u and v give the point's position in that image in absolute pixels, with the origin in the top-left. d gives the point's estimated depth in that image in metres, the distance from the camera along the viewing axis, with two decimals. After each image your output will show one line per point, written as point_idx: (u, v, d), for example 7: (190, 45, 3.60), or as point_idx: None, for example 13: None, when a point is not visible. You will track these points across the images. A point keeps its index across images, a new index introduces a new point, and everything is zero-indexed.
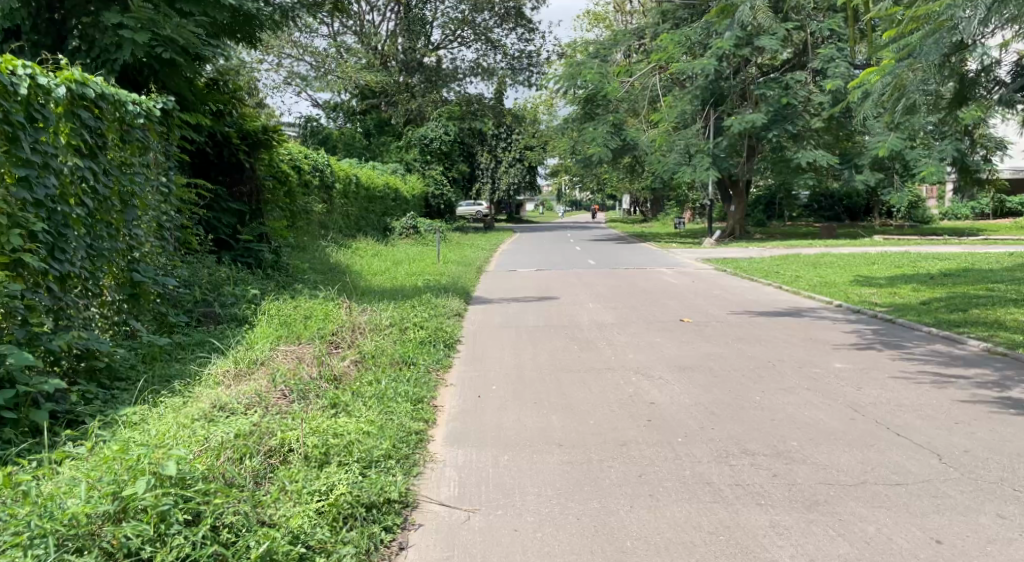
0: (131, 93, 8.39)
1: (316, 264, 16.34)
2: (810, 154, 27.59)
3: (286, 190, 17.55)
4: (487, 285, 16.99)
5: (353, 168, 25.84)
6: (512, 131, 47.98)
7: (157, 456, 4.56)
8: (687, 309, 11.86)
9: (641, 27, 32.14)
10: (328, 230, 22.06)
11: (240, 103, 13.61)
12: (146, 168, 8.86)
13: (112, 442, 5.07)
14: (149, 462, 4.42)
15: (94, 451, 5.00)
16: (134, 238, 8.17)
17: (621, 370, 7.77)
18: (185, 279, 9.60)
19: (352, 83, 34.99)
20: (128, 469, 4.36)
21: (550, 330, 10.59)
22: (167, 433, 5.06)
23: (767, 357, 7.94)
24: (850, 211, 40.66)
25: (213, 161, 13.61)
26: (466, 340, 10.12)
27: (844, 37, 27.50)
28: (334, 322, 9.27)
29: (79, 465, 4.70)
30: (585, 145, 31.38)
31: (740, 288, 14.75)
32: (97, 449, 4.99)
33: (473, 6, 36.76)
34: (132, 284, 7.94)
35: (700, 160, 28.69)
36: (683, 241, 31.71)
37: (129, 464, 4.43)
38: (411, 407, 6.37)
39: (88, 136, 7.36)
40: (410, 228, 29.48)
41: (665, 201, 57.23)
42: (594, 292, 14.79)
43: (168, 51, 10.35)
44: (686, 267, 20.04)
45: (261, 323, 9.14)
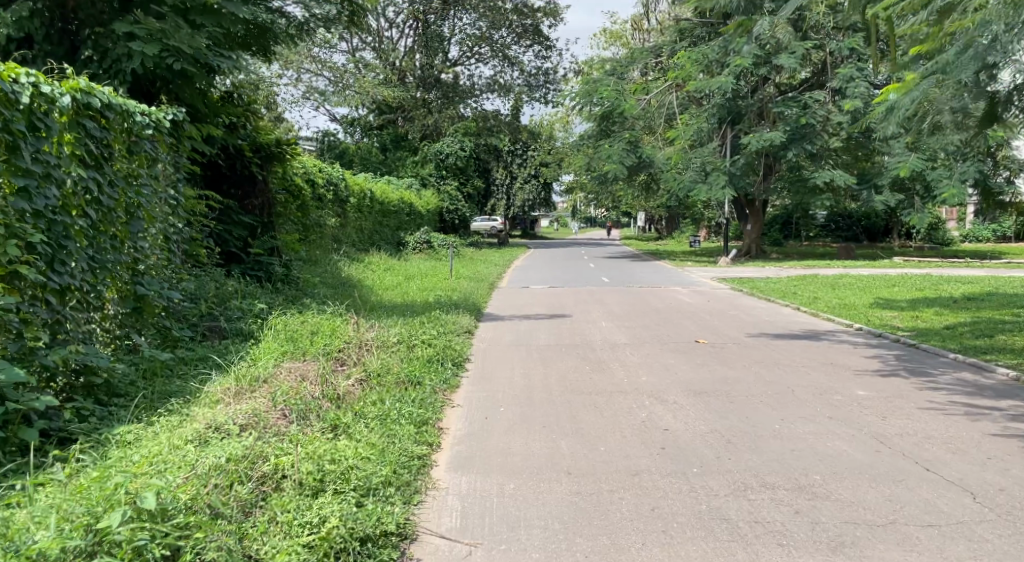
0: (140, 104, 8.26)
1: (327, 278, 16.22)
2: (828, 174, 27.33)
3: (300, 204, 17.48)
4: (498, 301, 16.81)
5: (368, 182, 25.80)
6: (528, 147, 47.95)
7: (136, 485, 4.38)
8: (704, 329, 11.62)
9: (658, 45, 32.05)
10: (341, 243, 21.97)
11: (254, 116, 13.54)
12: (154, 180, 8.72)
13: (95, 468, 4.90)
14: (126, 492, 4.25)
15: (76, 476, 4.84)
16: (140, 250, 8.02)
17: (634, 393, 7.54)
18: (191, 293, 9.45)
19: (370, 98, 35.01)
20: (104, 499, 4.19)
21: (562, 349, 10.37)
22: (154, 458, 4.90)
23: (787, 383, 7.70)
24: (869, 232, 40.22)
25: (226, 174, 13.53)
26: (475, 358, 9.92)
27: (864, 56, 27.28)
28: (341, 339, 9.10)
29: (56, 491, 4.53)
30: (601, 162, 31.23)
31: (758, 309, 14.50)
32: (79, 474, 4.83)
33: (491, 23, 36.82)
34: (136, 298, 7.78)
35: (717, 178, 28.47)
36: (699, 260, 31.42)
37: (106, 494, 4.26)
38: (415, 430, 6.17)
39: (93, 146, 7.21)
40: (424, 243, 29.38)
41: (681, 219, 56.97)
42: (607, 310, 14.58)
43: (179, 62, 10.16)
44: (702, 287, 19.79)
45: (267, 339, 8.98)
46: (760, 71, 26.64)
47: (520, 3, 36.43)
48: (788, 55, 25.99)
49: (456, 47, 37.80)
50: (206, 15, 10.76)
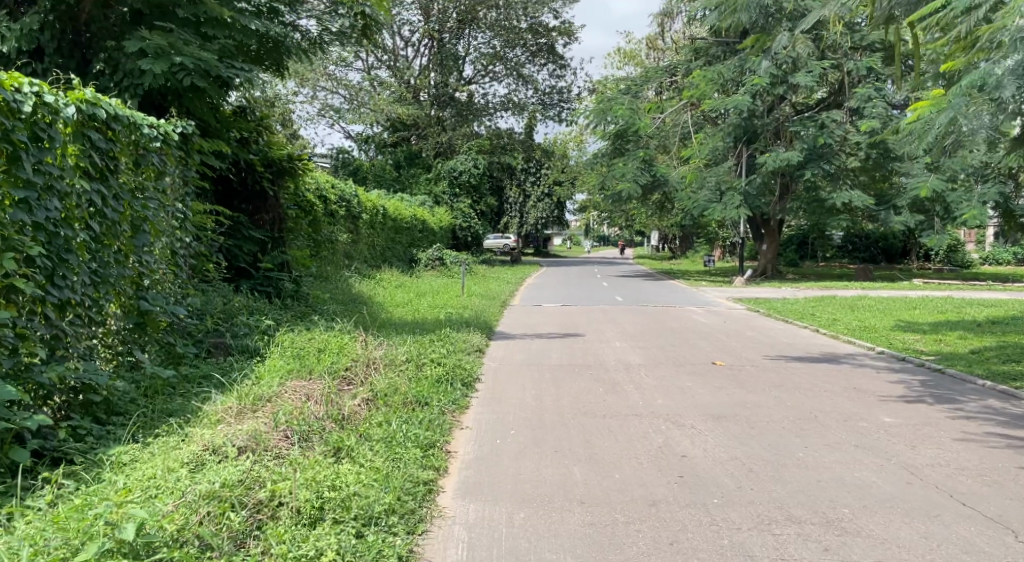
0: (148, 115, 8.09)
1: (338, 294, 16.05)
2: (846, 195, 27.08)
3: (311, 220, 17.36)
4: (510, 319, 16.59)
5: (381, 200, 25.71)
6: (542, 165, 47.86)
7: (117, 515, 4.28)
8: (721, 351, 11.36)
9: (673, 64, 31.92)
10: (353, 260, 21.83)
11: (267, 130, 13.46)
12: (161, 193, 8.55)
13: (78, 495, 4.75)
14: (106, 524, 4.16)
15: (58, 504, 4.70)
16: (145, 265, 7.84)
17: (649, 417, 7.30)
18: (197, 308, 9.28)
19: (384, 116, 35.03)
20: (82, 533, 4.10)
21: (574, 370, 10.13)
22: (141, 486, 4.77)
23: (810, 409, 7.44)
24: (887, 253, 39.78)
25: (236, 189, 13.39)
26: (485, 377, 9.70)
27: (881, 77, 27.05)
28: (349, 356, 8.91)
29: (35, 520, 4.39)
30: (615, 181, 31.07)
31: (775, 330, 14.22)
32: (62, 502, 4.69)
33: (506, 42, 36.83)
34: (139, 313, 7.61)
35: (732, 198, 28.23)
36: (713, 280, 31.13)
37: (84, 527, 4.15)
38: (421, 454, 5.95)
39: (98, 158, 7.05)
40: (437, 260, 29.24)
41: (695, 239, 56.65)
42: (621, 330, 14.33)
43: (191, 78, 9.83)
44: (717, 307, 19.50)
45: (273, 356, 8.80)
46: (776, 90, 26.46)
47: (534, 22, 36.43)
48: (804, 74, 25.84)
49: (471, 65, 37.82)
50: (219, 28, 10.51)
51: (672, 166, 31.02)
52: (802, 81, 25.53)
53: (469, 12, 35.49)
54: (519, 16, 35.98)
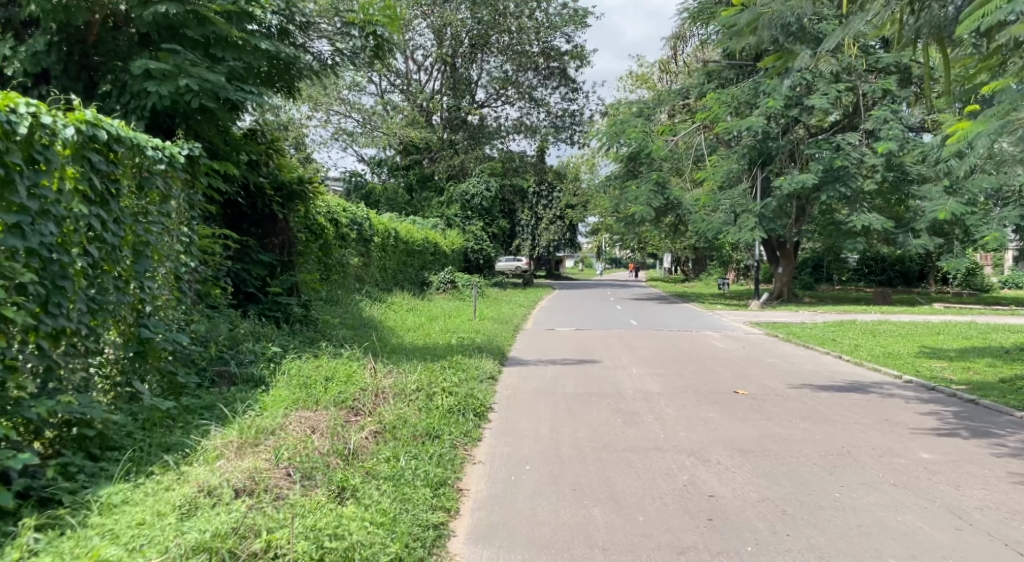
0: (151, 137, 7.83)
1: (348, 318, 15.77)
2: (866, 218, 26.69)
3: (322, 243, 17.13)
4: (523, 344, 16.27)
5: (392, 223, 25.50)
6: (554, 188, 47.67)
7: None
8: (742, 378, 11.02)
9: (686, 86, 31.71)
10: (364, 284, 21.58)
11: (278, 153, 13.25)
12: (166, 217, 8.28)
13: (57, 544, 4.50)
14: None
15: (34, 552, 4.45)
16: (147, 291, 7.58)
17: (672, 451, 6.98)
18: (202, 335, 9.02)
19: (396, 139, 34.93)
20: None
21: (590, 398, 9.80)
22: (123, 539, 4.54)
23: (843, 445, 7.11)
24: (904, 276, 39.24)
25: (246, 212, 13.17)
26: (499, 406, 9.38)
27: (898, 99, 26.72)
28: (358, 385, 8.61)
29: None
30: (628, 204, 30.76)
31: (797, 356, 13.86)
32: (37, 551, 4.44)
33: (518, 66, 36.77)
34: (139, 341, 7.35)
35: (747, 221, 27.90)
36: (729, 303, 30.68)
37: None
38: (431, 494, 5.65)
39: (98, 181, 6.78)
40: (449, 283, 28.96)
41: (709, 261, 56.22)
42: (638, 355, 13.98)
43: (199, 99, 9.58)
44: (735, 331, 19.13)
45: (279, 385, 8.52)
46: (791, 112, 26.19)
47: (546, 46, 36.37)
48: (819, 96, 25.63)
49: (483, 89, 37.74)
50: (228, 49, 10.23)
51: (686, 189, 30.72)
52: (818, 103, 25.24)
53: (481, 37, 35.47)
54: (532, 40, 35.94)
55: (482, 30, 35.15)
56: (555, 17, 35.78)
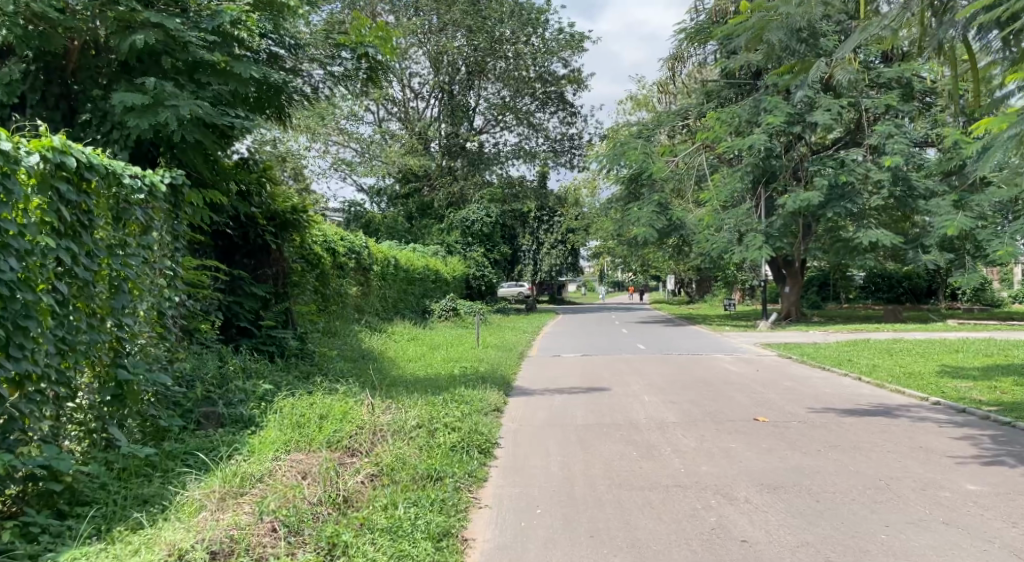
0: (129, 164, 7.34)
1: (346, 351, 15.23)
2: (872, 234, 25.95)
3: (319, 273, 16.66)
4: (528, 372, 15.71)
5: (392, 250, 25.03)
6: (555, 213, 47.31)
7: None
8: (760, 404, 10.49)
9: (685, 107, 31.44)
10: (363, 314, 21.08)
11: (271, 181, 12.84)
12: (146, 250, 7.80)
13: None
14: None
15: None
16: (125, 328, 7.10)
17: (695, 488, 6.47)
18: (189, 373, 8.51)
19: (395, 168, 34.64)
20: None
21: (601, 429, 9.27)
22: None
23: (880, 476, 6.63)
24: (913, 293, 38.64)
25: (237, 243, 12.73)
26: (505, 441, 8.83)
27: (902, 113, 26.30)
28: (353, 423, 8.09)
29: None
30: (631, 226, 30.25)
31: (814, 378, 13.32)
32: None
33: (515, 92, 36.56)
34: (117, 384, 6.86)
35: (753, 240, 27.27)
36: (737, 324, 30.07)
37: None
38: (433, 548, 5.19)
39: (69, 213, 6.29)
40: (450, 310, 28.40)
41: (712, 283, 55.73)
42: (648, 381, 13.44)
43: (182, 129, 9.08)
44: (746, 353, 18.58)
45: (270, 427, 8.01)
46: (793, 128, 25.90)
47: (543, 71, 36.17)
48: (822, 112, 25.29)
49: (481, 116, 37.49)
50: (214, 75, 9.75)
51: (689, 209, 30.29)
52: (821, 118, 24.94)
53: (478, 64, 35.25)
54: (528, 65, 35.73)
55: (478, 57, 34.93)
56: (551, 42, 35.60)
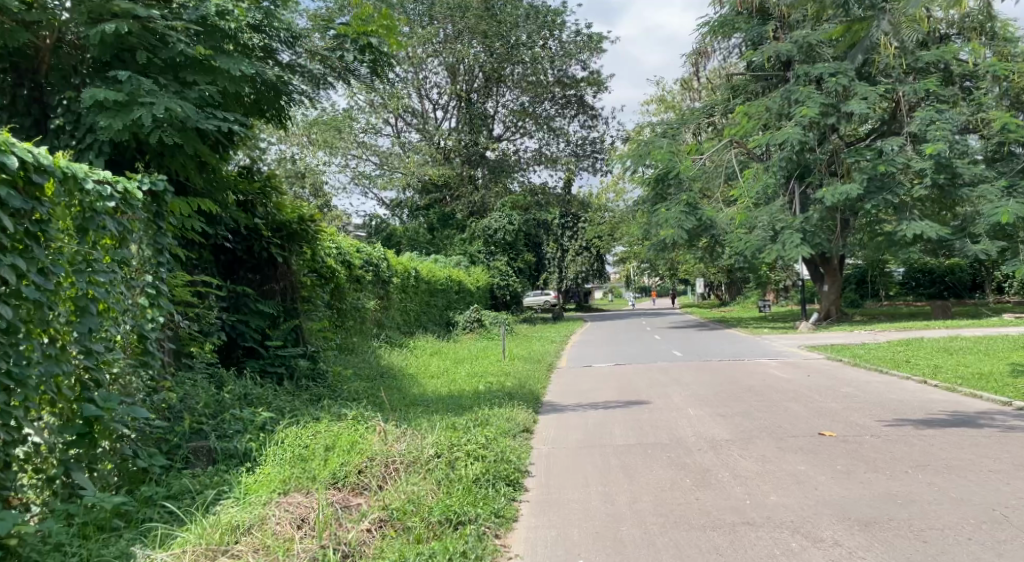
0: (94, 168, 6.41)
1: (362, 369, 14.19)
2: (916, 226, 24.45)
3: (332, 287, 15.67)
4: (557, 386, 14.62)
5: (412, 262, 24.06)
6: (578, 219, 46.12)
7: None
8: (823, 416, 9.33)
9: (710, 104, 30.31)
10: (383, 329, 20.10)
11: (276, 191, 11.95)
12: (120, 266, 6.87)
13: None
14: None
15: None
16: (94, 356, 6.18)
17: (767, 524, 5.42)
18: (178, 402, 7.57)
19: (415, 179, 33.80)
20: None
21: (646, 452, 8.20)
22: None
23: (992, 503, 5.52)
24: (954, 289, 37.30)
25: (241, 257, 11.82)
26: (537, 470, 7.76)
27: (942, 97, 24.73)
28: (361, 454, 7.12)
29: None
30: (659, 228, 29.03)
31: (876, 384, 12.10)
32: None
33: (534, 97, 35.67)
34: (83, 421, 5.94)
35: (790, 238, 25.79)
36: (776, 327, 28.75)
37: None
38: None
39: (13, 224, 5.39)
40: (475, 321, 27.32)
41: (743, 285, 54.46)
42: (689, 393, 12.31)
43: (159, 132, 8.18)
44: (791, 357, 17.37)
45: (267, 464, 7.05)
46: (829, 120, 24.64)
47: (562, 75, 35.28)
48: (858, 100, 24.00)
49: (499, 123, 36.60)
50: (200, 73, 8.83)
51: (719, 209, 29.04)
52: (857, 108, 23.65)
53: (495, 71, 34.35)
54: (546, 69, 34.84)
55: (495, 64, 34.02)
56: (569, 44, 34.70)
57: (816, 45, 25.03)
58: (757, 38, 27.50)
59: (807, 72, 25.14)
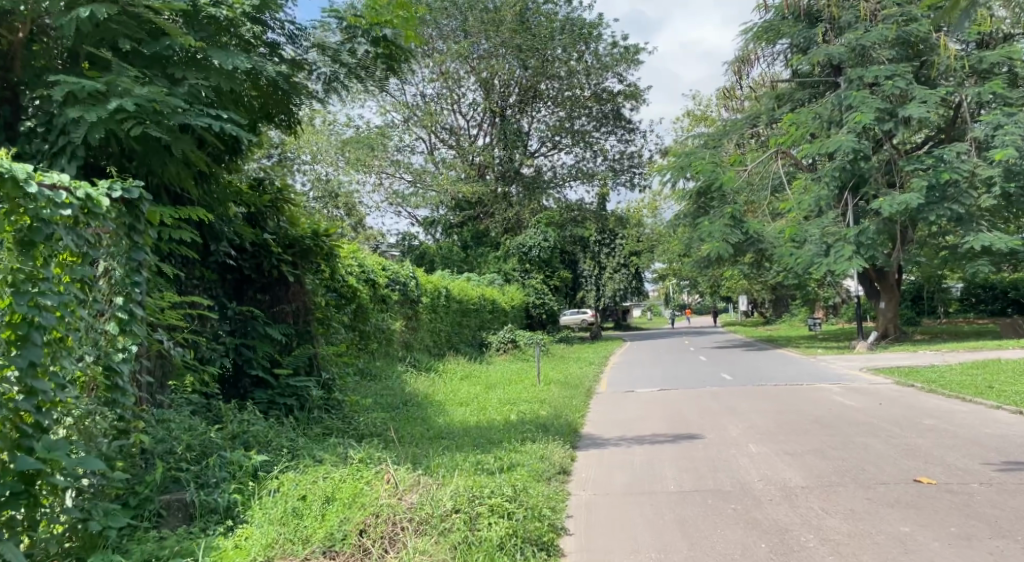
0: (44, 171, 5.30)
1: (382, 398, 12.96)
2: (983, 238, 22.76)
3: (354, 307, 14.60)
4: (597, 414, 13.36)
5: (443, 281, 22.99)
6: (615, 235, 44.83)
7: None
8: (919, 466, 7.96)
9: (753, 114, 28.91)
10: (412, 351, 18.96)
11: (288, 203, 10.91)
12: (81, 288, 5.77)
13: None
14: None
15: None
16: (40, 396, 5.12)
17: None
18: (154, 444, 6.48)
19: (449, 196, 32.69)
20: None
21: (707, 509, 6.93)
22: None
23: None
24: (1017, 304, 35.39)
25: (250, 277, 10.60)
26: (578, 529, 6.57)
27: (1010, 100, 23.02)
28: (365, 509, 6.04)
29: None
30: (702, 243, 27.55)
31: (966, 421, 10.65)
32: None
33: (570, 111, 34.59)
34: (19, 475, 4.94)
35: (842, 250, 24.13)
36: (829, 346, 27.14)
37: None
38: None
39: None
40: (510, 342, 26.12)
41: (788, 300, 52.76)
42: (749, 425, 10.98)
43: (142, 129, 7.07)
44: (856, 382, 15.91)
45: (253, 525, 5.97)
46: (884, 125, 23.09)
47: (599, 89, 34.26)
48: (916, 104, 22.50)
49: (535, 139, 35.33)
50: (191, 68, 7.76)
51: (765, 223, 27.56)
52: (916, 112, 22.12)
53: (530, 85, 33.35)
54: (583, 84, 33.78)
55: (530, 79, 33.08)
56: (605, 57, 33.59)
57: (870, 47, 23.58)
58: (803, 44, 26.02)
59: (860, 76, 23.59)
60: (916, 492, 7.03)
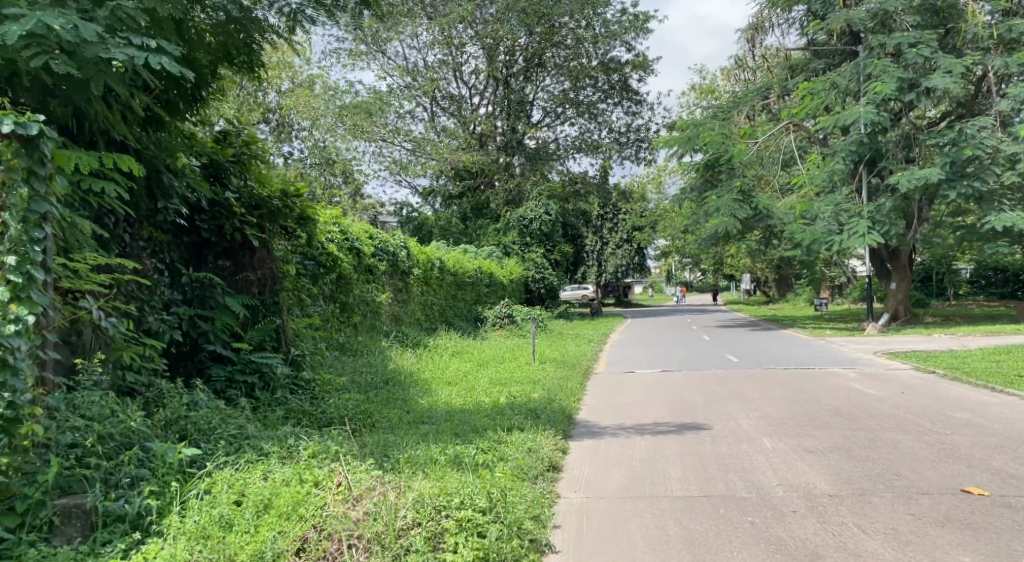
0: None
1: (359, 376, 11.86)
2: (1005, 217, 21.52)
3: (334, 277, 13.47)
4: (593, 398, 12.27)
5: (438, 252, 21.81)
6: (619, 210, 43.60)
7: None
8: (965, 472, 6.84)
9: (768, 84, 27.56)
10: (400, 325, 17.83)
11: (256, 159, 9.73)
12: None
13: None
14: None
15: None
16: None
17: None
18: (56, 435, 5.41)
19: (448, 165, 31.38)
20: None
21: (717, 520, 5.85)
22: None
23: None
24: None
25: (210, 240, 9.45)
26: (564, 544, 5.48)
27: None
28: (304, 523, 5.01)
29: None
30: (709, 218, 26.27)
31: (1005, 415, 9.53)
32: None
33: (576, 81, 33.26)
34: None
35: (856, 226, 22.79)
36: (839, 328, 26.02)
37: None
38: None
39: None
40: (506, 317, 24.96)
41: (793, 279, 51.72)
42: (762, 415, 9.87)
43: (47, 59, 5.85)
44: (874, 368, 14.81)
45: (167, 540, 4.97)
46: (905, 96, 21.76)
47: (606, 58, 32.92)
48: (941, 74, 21.09)
49: (538, 109, 34.01)
50: None
51: (776, 198, 26.29)
52: (940, 82, 20.75)
53: (536, 52, 32.01)
54: (590, 52, 32.43)
55: (536, 46, 31.71)
56: (614, 25, 32.04)
57: (894, 12, 22.16)
58: (821, 11, 24.25)
59: (882, 43, 22.20)
60: (968, 506, 5.91)
